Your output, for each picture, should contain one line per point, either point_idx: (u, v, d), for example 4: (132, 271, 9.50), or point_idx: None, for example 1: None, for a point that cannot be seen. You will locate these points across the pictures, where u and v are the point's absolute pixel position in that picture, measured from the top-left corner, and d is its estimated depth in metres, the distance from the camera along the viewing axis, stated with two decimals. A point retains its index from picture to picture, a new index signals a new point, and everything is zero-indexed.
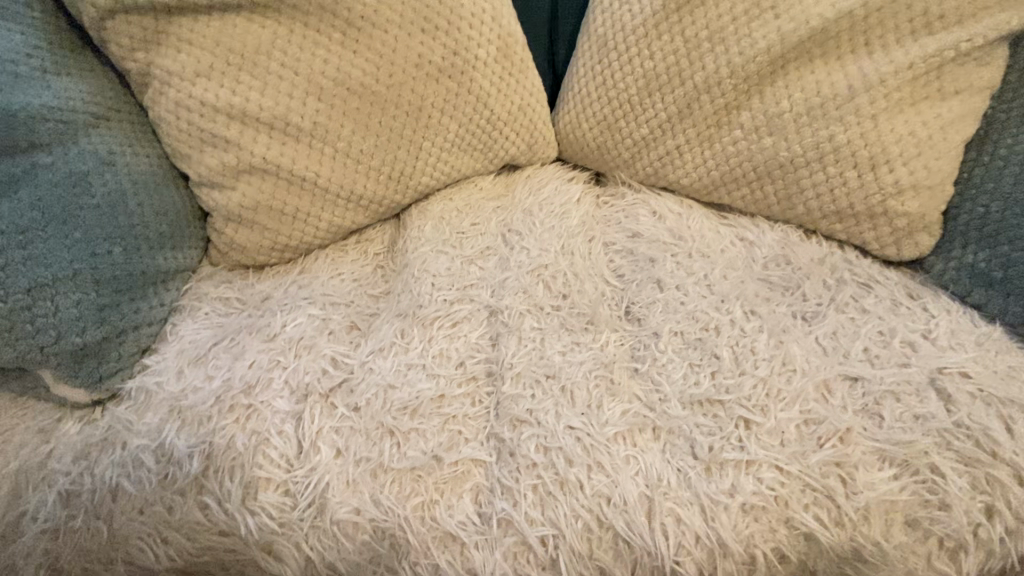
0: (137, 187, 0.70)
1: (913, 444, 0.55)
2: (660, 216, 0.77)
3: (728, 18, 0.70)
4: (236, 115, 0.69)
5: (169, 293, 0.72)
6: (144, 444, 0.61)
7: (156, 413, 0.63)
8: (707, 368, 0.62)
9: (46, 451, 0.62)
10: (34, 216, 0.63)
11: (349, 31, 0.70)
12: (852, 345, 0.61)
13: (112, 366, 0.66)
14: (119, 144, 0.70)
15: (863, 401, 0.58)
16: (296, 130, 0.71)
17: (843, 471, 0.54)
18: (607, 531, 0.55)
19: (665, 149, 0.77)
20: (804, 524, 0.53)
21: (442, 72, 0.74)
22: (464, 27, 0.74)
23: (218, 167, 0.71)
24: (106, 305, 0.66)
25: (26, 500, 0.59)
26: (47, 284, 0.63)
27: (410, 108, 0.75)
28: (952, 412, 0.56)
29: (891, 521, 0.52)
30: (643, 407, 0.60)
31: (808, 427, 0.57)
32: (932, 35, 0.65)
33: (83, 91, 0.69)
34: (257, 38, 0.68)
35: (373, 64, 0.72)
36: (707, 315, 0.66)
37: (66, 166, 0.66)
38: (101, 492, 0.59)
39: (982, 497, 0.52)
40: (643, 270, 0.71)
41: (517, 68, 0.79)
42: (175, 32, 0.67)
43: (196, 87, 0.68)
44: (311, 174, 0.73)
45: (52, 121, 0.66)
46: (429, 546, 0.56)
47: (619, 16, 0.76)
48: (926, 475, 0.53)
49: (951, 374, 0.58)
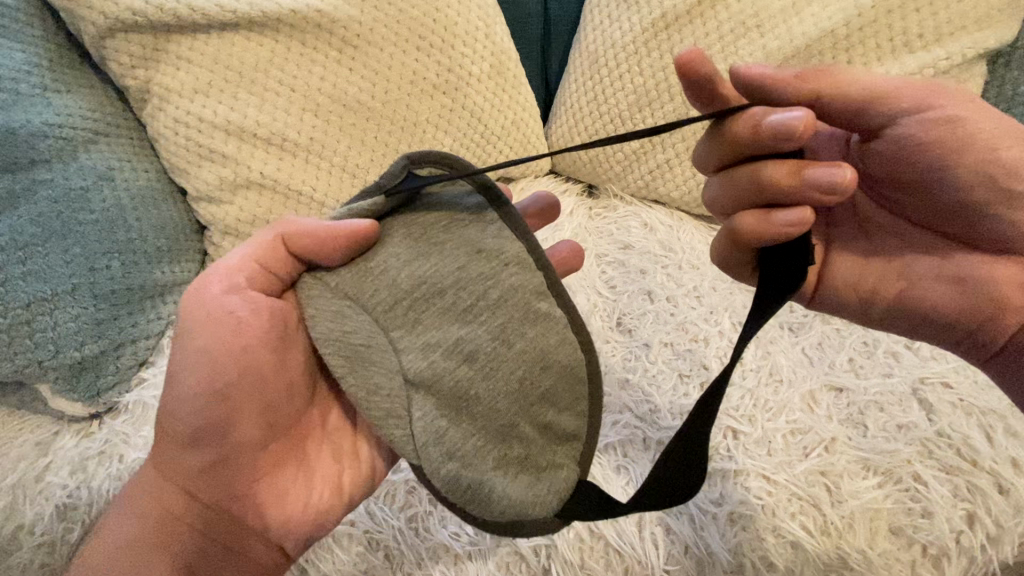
0: (135, 203, 0.71)
1: (895, 452, 0.56)
2: (650, 228, 0.78)
3: (716, 36, 0.71)
4: (234, 131, 0.71)
5: (167, 306, 0.73)
6: (142, 456, 0.63)
7: (153, 426, 0.65)
8: (697, 380, 0.64)
9: (43, 464, 0.64)
10: (35, 231, 0.65)
11: (345, 49, 0.71)
12: (838, 356, 0.63)
13: (110, 380, 0.69)
14: (118, 160, 0.71)
15: (847, 411, 0.60)
16: (293, 146, 0.72)
17: (829, 480, 0.56)
18: (597, 540, 0.55)
19: (655, 163, 0.78)
20: (792, 533, 0.54)
21: (436, 88, 0.76)
22: (458, 44, 0.76)
23: (216, 182, 0.72)
24: (104, 319, 0.68)
25: (23, 513, 0.62)
26: (46, 299, 0.65)
27: (405, 123, 0.75)
28: (933, 422, 0.58)
29: (876, 529, 0.54)
30: (634, 418, 0.62)
31: (794, 437, 0.59)
32: (911, 53, 0.66)
33: (83, 108, 0.70)
34: (255, 56, 0.69)
35: (369, 80, 0.73)
36: (696, 327, 0.68)
37: (66, 182, 0.68)
38: (97, 506, 0.62)
39: (963, 504, 0.54)
40: (634, 281, 0.73)
41: (510, 83, 0.81)
42: (174, 50, 0.68)
43: (194, 104, 0.69)
44: (307, 189, 0.73)
45: (52, 137, 0.67)
46: (422, 557, 0.57)
47: (610, 34, 0.77)
48: (908, 483, 0.55)
49: (932, 384, 0.60)
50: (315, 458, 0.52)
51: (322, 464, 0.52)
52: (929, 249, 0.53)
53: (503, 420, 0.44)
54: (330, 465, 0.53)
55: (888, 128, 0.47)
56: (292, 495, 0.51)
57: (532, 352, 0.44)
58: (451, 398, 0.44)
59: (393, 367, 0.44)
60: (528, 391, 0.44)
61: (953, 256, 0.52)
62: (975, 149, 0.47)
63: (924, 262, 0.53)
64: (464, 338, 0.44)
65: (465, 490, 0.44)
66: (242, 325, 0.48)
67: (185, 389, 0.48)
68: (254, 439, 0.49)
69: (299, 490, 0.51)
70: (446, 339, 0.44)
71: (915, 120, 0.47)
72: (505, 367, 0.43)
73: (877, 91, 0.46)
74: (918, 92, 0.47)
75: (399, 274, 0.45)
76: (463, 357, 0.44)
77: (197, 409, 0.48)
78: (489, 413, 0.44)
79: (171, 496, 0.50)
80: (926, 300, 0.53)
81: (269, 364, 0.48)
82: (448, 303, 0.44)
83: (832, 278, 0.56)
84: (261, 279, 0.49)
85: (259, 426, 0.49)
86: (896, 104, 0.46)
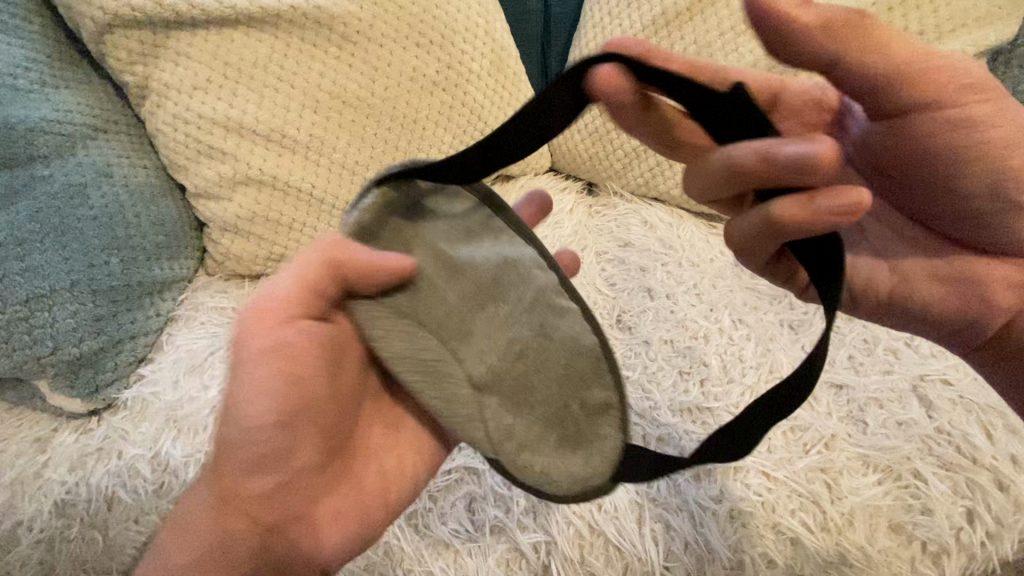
0: (134, 199, 0.71)
1: (895, 449, 0.56)
2: (650, 226, 0.78)
3: (716, 34, 0.71)
4: (234, 128, 0.70)
5: (166, 303, 0.73)
6: (141, 453, 0.63)
7: (153, 422, 0.65)
8: (697, 376, 0.64)
9: (42, 460, 0.64)
10: (32, 227, 0.66)
11: (344, 45, 0.71)
12: (838, 353, 0.63)
13: (109, 376, 0.68)
14: (117, 156, 0.71)
15: (847, 408, 0.60)
16: (292, 142, 0.72)
17: (829, 476, 0.56)
18: (597, 536, 0.55)
19: (655, 160, 0.78)
20: (791, 529, 0.54)
21: (436, 85, 0.76)
22: (458, 41, 0.75)
23: (215, 179, 0.72)
24: (103, 316, 0.68)
25: (22, 510, 0.61)
26: (45, 295, 0.65)
27: (405, 120, 0.75)
28: (933, 419, 0.58)
29: (875, 526, 0.54)
30: (633, 415, 0.62)
31: (794, 434, 0.58)
32: None
33: (82, 103, 0.70)
34: (254, 52, 0.69)
35: (368, 77, 0.73)
36: (696, 324, 0.68)
37: (65, 178, 0.68)
38: (96, 502, 0.61)
39: (963, 501, 0.54)
40: (633, 279, 0.73)
41: (511, 80, 0.80)
42: (173, 46, 0.68)
43: (194, 100, 0.69)
44: (307, 186, 0.73)
45: (51, 133, 0.67)
46: (422, 553, 0.57)
47: (610, 31, 0.77)
48: (908, 480, 0.55)
49: (932, 382, 0.60)
50: (362, 474, 0.50)
51: (372, 477, 0.50)
52: (921, 247, 0.53)
53: (558, 405, 0.46)
54: (378, 480, 0.50)
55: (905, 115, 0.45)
56: (350, 519, 0.49)
57: (568, 341, 0.46)
58: (510, 395, 0.45)
59: (457, 379, 0.45)
60: (572, 374, 0.46)
61: (946, 257, 0.52)
62: (987, 152, 0.46)
63: (916, 261, 0.53)
64: (514, 340, 0.45)
65: (539, 477, 0.46)
66: (296, 349, 0.44)
67: (244, 423, 0.44)
68: (314, 463, 0.47)
69: (357, 511, 0.49)
70: (502, 343, 0.45)
71: (932, 113, 0.45)
72: (552, 359, 0.46)
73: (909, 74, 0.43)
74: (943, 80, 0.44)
75: (440, 290, 0.45)
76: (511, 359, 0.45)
77: (256, 442, 0.44)
78: (547, 400, 0.46)
79: (220, 534, 0.46)
80: (917, 299, 0.53)
81: (324, 388, 0.46)
82: (491, 312, 0.45)
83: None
84: (308, 305, 0.44)
85: (319, 450, 0.47)
86: (929, 92, 0.44)
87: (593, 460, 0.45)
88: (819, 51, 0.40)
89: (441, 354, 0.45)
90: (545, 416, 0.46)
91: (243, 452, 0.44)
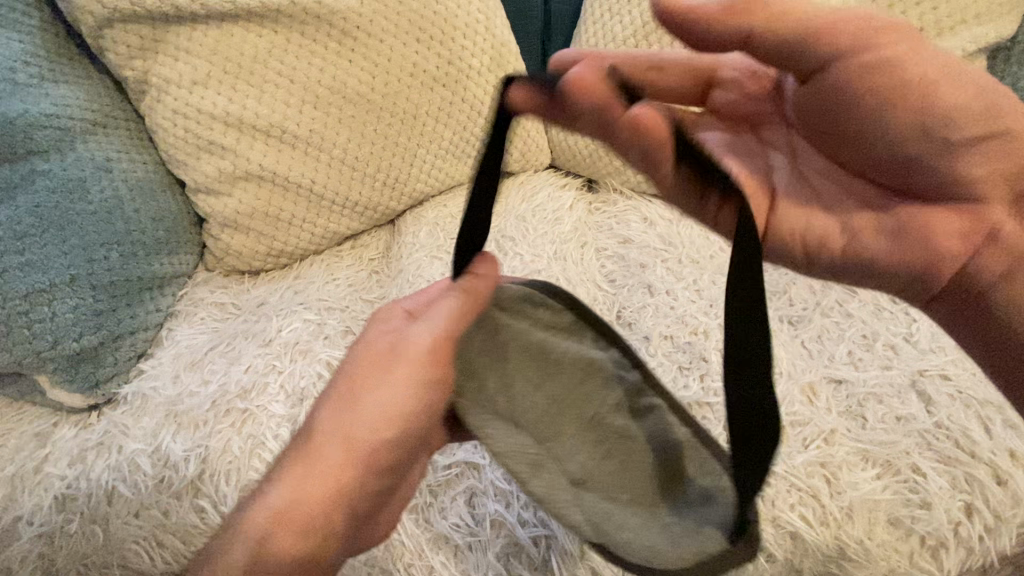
0: (134, 194, 0.71)
1: (893, 444, 0.57)
2: (650, 222, 0.78)
3: None
4: (233, 123, 0.70)
5: (165, 298, 0.74)
6: (141, 447, 0.63)
7: (153, 417, 0.65)
8: (696, 371, 0.64)
9: (42, 454, 0.64)
10: (32, 222, 0.65)
11: (345, 41, 0.71)
12: (837, 349, 0.64)
13: (109, 370, 0.68)
14: (116, 151, 0.71)
15: (846, 403, 0.60)
16: (292, 138, 0.72)
17: (827, 471, 0.56)
18: None
19: None
20: (790, 523, 0.54)
21: (436, 80, 0.75)
22: (458, 37, 0.75)
23: (215, 174, 0.72)
24: (103, 310, 0.68)
25: (23, 504, 0.61)
26: (45, 290, 0.65)
27: (405, 116, 0.76)
28: (932, 413, 0.58)
29: (874, 520, 0.54)
30: None
31: (793, 429, 0.59)
32: None
33: (81, 98, 0.70)
34: (254, 47, 0.69)
35: (368, 72, 0.73)
36: (696, 320, 0.68)
37: (64, 172, 0.67)
38: (96, 496, 0.61)
39: (961, 495, 0.54)
40: (633, 275, 0.73)
41: (511, 76, 0.80)
42: (173, 41, 0.68)
43: (194, 95, 0.69)
44: (307, 181, 0.74)
45: (50, 128, 0.67)
46: (422, 547, 0.57)
47: (610, 27, 0.77)
48: (907, 475, 0.55)
49: (931, 377, 0.60)
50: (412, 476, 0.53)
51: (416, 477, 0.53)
52: (864, 199, 0.50)
53: (644, 487, 0.44)
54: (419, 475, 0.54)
55: (826, 71, 0.45)
56: (390, 514, 0.52)
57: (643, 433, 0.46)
58: (603, 481, 0.45)
59: (557, 475, 0.45)
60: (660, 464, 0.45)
61: (902, 208, 0.49)
62: (915, 93, 0.45)
63: (865, 214, 0.50)
64: (592, 430, 0.46)
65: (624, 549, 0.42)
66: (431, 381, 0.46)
67: (372, 420, 0.46)
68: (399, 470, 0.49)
69: (396, 506, 0.52)
70: (588, 439, 0.46)
71: (851, 61, 0.44)
72: (631, 450, 0.46)
73: (810, 33, 0.43)
74: (859, 31, 0.44)
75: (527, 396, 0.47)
76: (593, 448, 0.46)
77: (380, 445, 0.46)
78: (630, 483, 0.45)
79: (300, 543, 0.45)
80: (865, 256, 0.49)
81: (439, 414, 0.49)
82: (572, 407, 0.47)
83: (778, 220, 0.52)
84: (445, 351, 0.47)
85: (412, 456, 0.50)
86: (829, 50, 0.44)
87: (695, 532, 0.41)
88: (722, 32, 0.43)
89: (537, 458, 0.45)
90: (644, 495, 0.44)
91: (365, 449, 0.46)
